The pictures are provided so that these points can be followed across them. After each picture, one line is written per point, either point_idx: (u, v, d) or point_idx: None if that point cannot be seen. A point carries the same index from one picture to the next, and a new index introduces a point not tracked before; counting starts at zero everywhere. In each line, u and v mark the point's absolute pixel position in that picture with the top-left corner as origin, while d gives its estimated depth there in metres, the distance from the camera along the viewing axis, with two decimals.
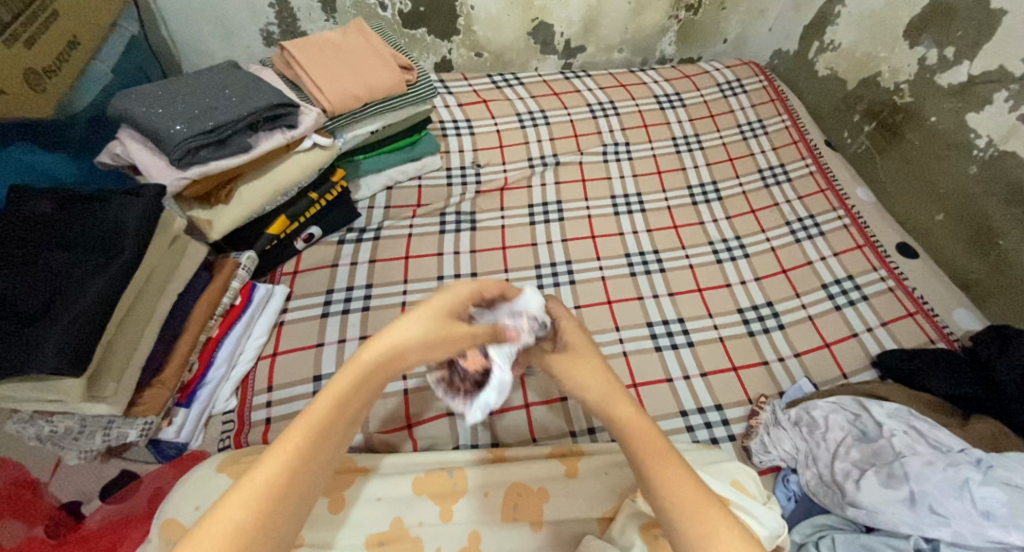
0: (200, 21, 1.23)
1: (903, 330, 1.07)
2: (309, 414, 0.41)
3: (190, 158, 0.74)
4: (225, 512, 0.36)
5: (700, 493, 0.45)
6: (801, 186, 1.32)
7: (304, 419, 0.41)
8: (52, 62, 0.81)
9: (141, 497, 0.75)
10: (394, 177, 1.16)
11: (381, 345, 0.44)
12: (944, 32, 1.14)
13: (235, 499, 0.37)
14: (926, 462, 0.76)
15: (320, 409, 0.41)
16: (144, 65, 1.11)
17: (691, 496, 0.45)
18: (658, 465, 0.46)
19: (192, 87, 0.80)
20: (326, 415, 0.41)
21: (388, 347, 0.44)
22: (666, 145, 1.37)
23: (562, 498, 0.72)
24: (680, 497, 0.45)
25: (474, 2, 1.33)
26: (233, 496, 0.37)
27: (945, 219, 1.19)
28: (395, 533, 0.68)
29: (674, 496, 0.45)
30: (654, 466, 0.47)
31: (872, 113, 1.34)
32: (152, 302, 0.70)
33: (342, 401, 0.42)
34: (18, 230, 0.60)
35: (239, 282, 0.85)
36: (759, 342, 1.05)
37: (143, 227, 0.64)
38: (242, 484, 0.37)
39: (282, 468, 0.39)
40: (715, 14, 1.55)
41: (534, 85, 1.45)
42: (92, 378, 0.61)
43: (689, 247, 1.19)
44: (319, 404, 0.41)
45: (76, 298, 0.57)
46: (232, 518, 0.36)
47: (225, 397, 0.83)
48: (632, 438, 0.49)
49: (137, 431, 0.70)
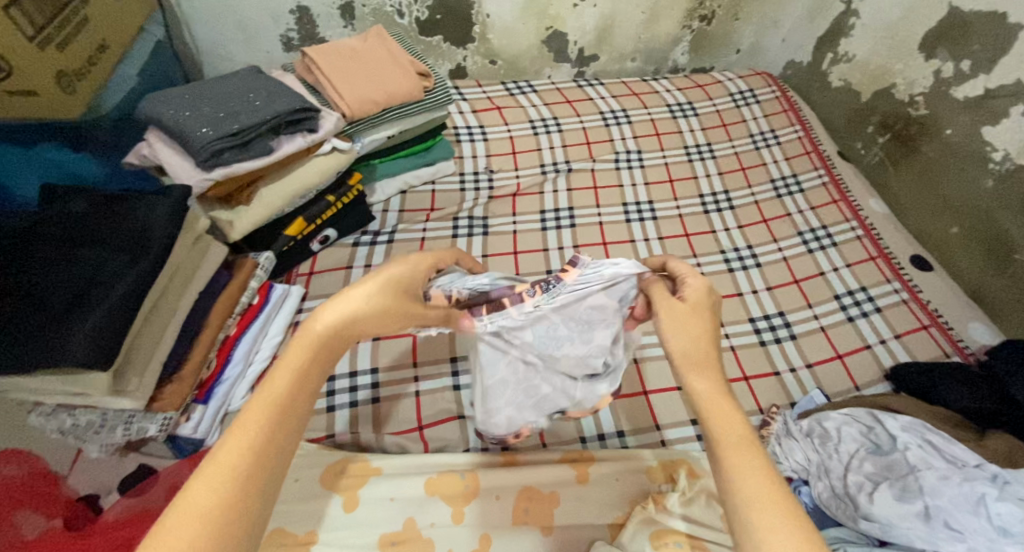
0: (222, 26, 1.26)
1: (918, 343, 1.06)
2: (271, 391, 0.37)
3: (215, 160, 0.76)
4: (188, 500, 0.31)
5: (783, 501, 0.36)
6: (814, 196, 1.32)
7: (264, 395, 0.37)
8: (82, 65, 0.84)
9: (158, 491, 0.75)
10: (409, 182, 1.17)
11: (342, 316, 0.42)
12: (960, 45, 1.14)
13: (199, 489, 0.32)
14: (941, 476, 0.75)
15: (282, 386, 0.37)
16: (168, 69, 1.14)
17: (773, 500, 0.36)
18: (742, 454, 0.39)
19: (217, 90, 0.82)
20: (292, 385, 0.38)
21: (343, 316, 0.41)
22: (678, 153, 1.38)
23: (573, 503, 0.72)
24: (756, 493, 0.37)
25: (490, 11, 1.35)
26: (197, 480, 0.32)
27: (960, 232, 1.19)
28: (407, 533, 0.69)
29: (751, 487, 0.37)
30: (732, 453, 0.39)
31: (886, 125, 1.34)
32: (175, 301, 0.72)
33: (301, 373, 0.39)
34: (53, 230, 0.62)
35: (256, 282, 0.87)
36: (771, 352, 1.05)
37: (168, 226, 0.65)
38: (209, 465, 0.33)
39: (247, 446, 0.34)
40: (729, 25, 1.56)
41: (547, 92, 1.47)
42: (116, 373, 0.63)
43: (700, 255, 1.19)
44: (278, 379, 0.37)
45: (104, 296, 0.58)
46: (198, 504, 0.31)
47: (240, 395, 0.84)
48: (720, 421, 0.42)
49: (156, 426, 0.71)
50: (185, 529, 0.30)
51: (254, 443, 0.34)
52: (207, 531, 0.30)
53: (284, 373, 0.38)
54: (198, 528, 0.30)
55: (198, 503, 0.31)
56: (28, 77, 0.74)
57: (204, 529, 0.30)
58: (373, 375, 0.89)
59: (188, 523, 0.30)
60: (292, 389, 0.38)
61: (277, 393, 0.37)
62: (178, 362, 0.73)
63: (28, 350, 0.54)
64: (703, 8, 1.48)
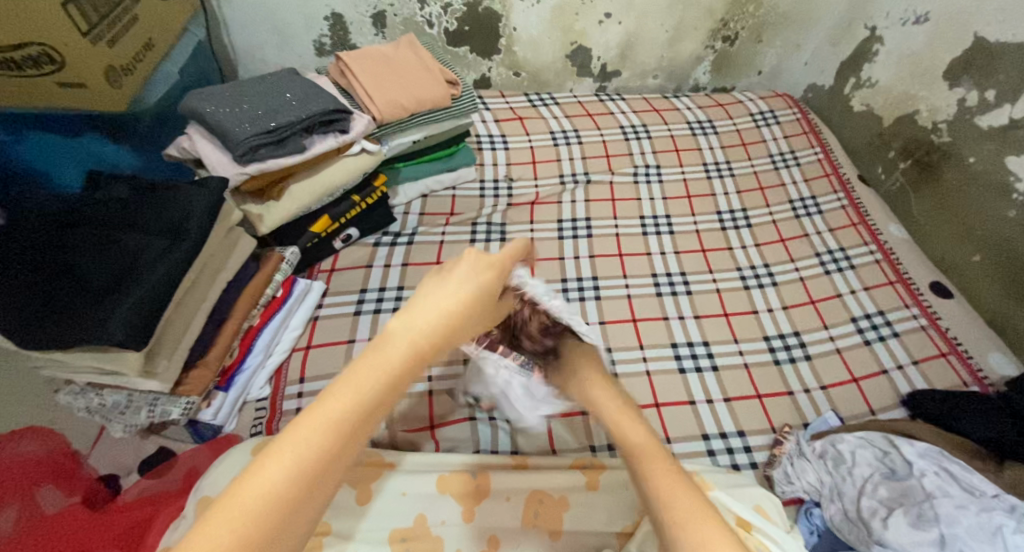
0: (259, 29, 1.30)
1: (935, 370, 1.05)
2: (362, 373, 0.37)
3: (252, 156, 0.79)
4: (272, 468, 0.33)
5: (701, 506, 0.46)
6: (832, 218, 1.32)
7: (342, 390, 0.37)
8: (129, 62, 0.87)
9: (177, 475, 0.77)
10: (430, 186, 1.20)
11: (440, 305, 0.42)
12: (985, 75, 1.14)
13: (279, 457, 0.33)
14: (957, 504, 0.75)
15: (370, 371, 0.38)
16: (205, 67, 1.18)
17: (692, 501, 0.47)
18: (660, 475, 0.49)
19: (257, 88, 0.85)
20: (384, 374, 0.38)
21: (439, 314, 0.42)
22: (697, 170, 1.39)
23: (582, 509, 0.73)
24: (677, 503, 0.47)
25: (517, 24, 1.38)
26: (283, 449, 0.34)
27: (982, 260, 1.18)
28: (417, 530, 0.70)
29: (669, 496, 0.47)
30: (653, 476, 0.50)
31: (907, 151, 1.34)
32: (206, 286, 0.74)
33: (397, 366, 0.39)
34: (102, 214, 0.66)
35: (282, 275, 0.89)
36: (785, 371, 1.05)
37: (207, 215, 0.68)
38: (293, 435, 0.34)
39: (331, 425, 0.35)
40: (752, 47, 1.57)
41: (569, 105, 1.49)
42: (148, 354, 0.66)
43: (716, 271, 1.20)
44: (370, 364, 0.38)
45: (144, 278, 0.61)
46: (268, 484, 0.32)
47: (259, 385, 0.87)
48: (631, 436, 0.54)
49: (178, 410, 0.72)
50: (258, 504, 0.32)
51: (336, 426, 0.35)
52: (285, 497, 0.33)
53: (371, 360, 0.38)
54: (273, 497, 0.32)
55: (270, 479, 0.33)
56: (79, 68, 0.78)
57: (281, 497, 0.33)
58: None
59: (265, 490, 0.32)
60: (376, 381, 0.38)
61: (360, 382, 0.37)
62: (204, 347, 0.75)
63: (71, 326, 0.56)
64: (727, 29, 1.50)
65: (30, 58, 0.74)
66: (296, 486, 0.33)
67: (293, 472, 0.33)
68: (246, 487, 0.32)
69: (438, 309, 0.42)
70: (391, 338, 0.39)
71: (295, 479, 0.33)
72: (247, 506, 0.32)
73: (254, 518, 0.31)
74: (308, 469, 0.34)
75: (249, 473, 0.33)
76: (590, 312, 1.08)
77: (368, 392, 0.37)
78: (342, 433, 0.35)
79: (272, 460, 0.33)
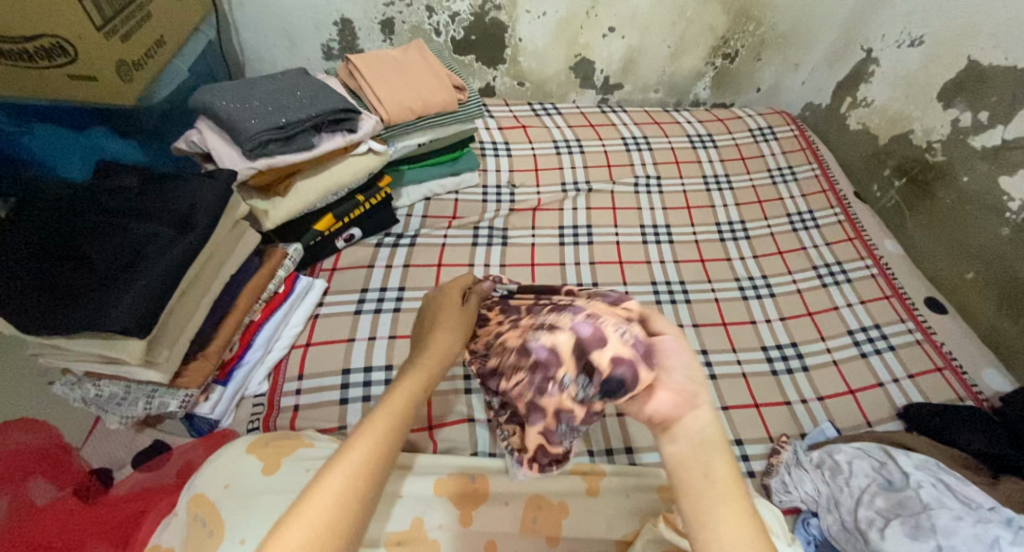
0: (269, 32, 1.32)
1: (930, 383, 1.05)
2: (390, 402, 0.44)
3: (260, 151, 0.80)
4: (329, 480, 0.37)
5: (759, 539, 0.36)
6: (829, 232, 1.34)
7: (384, 409, 0.43)
8: (141, 56, 0.88)
9: (171, 469, 0.76)
10: (433, 189, 1.21)
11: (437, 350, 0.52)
12: (979, 97, 1.17)
13: (331, 476, 0.37)
14: (955, 515, 0.74)
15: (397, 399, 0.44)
16: (214, 67, 1.19)
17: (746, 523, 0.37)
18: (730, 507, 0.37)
19: (268, 86, 0.86)
20: (406, 406, 0.44)
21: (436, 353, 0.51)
22: (697, 182, 1.41)
23: (582, 516, 0.72)
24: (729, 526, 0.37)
25: (523, 35, 1.41)
26: (335, 467, 0.38)
27: (975, 277, 1.20)
28: (413, 533, 0.68)
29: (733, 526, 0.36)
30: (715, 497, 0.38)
31: (902, 169, 1.37)
32: (209, 280, 0.74)
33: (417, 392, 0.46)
34: (109, 201, 0.66)
35: (284, 271, 0.89)
36: (783, 382, 1.05)
37: (216, 206, 0.68)
38: (340, 459, 0.39)
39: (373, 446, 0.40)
40: (751, 65, 1.61)
41: (571, 115, 1.51)
42: (150, 343, 0.65)
43: (715, 281, 1.21)
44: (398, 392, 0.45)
45: (151, 265, 0.61)
46: (339, 486, 0.37)
47: (257, 381, 0.87)
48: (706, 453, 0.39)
49: (176, 402, 0.72)
50: (325, 507, 0.35)
51: (378, 444, 0.40)
52: (344, 502, 0.36)
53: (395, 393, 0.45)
54: (335, 505, 0.36)
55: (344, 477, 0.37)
56: (91, 61, 0.79)
57: (345, 508, 0.36)
58: (388, 372, 0.90)
59: (329, 502, 0.36)
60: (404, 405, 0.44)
61: (392, 411, 0.43)
62: (204, 340, 0.75)
63: (78, 312, 0.57)
64: (728, 46, 1.54)
65: (41, 49, 0.75)
66: (340, 511, 0.36)
67: (347, 485, 0.37)
68: (311, 499, 0.36)
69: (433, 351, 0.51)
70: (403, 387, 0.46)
71: (351, 492, 0.37)
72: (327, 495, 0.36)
73: (323, 525, 0.35)
74: (363, 481, 0.38)
75: (322, 479, 0.37)
76: None
77: (399, 418, 0.43)
78: (388, 444, 0.41)
79: (329, 474, 0.37)
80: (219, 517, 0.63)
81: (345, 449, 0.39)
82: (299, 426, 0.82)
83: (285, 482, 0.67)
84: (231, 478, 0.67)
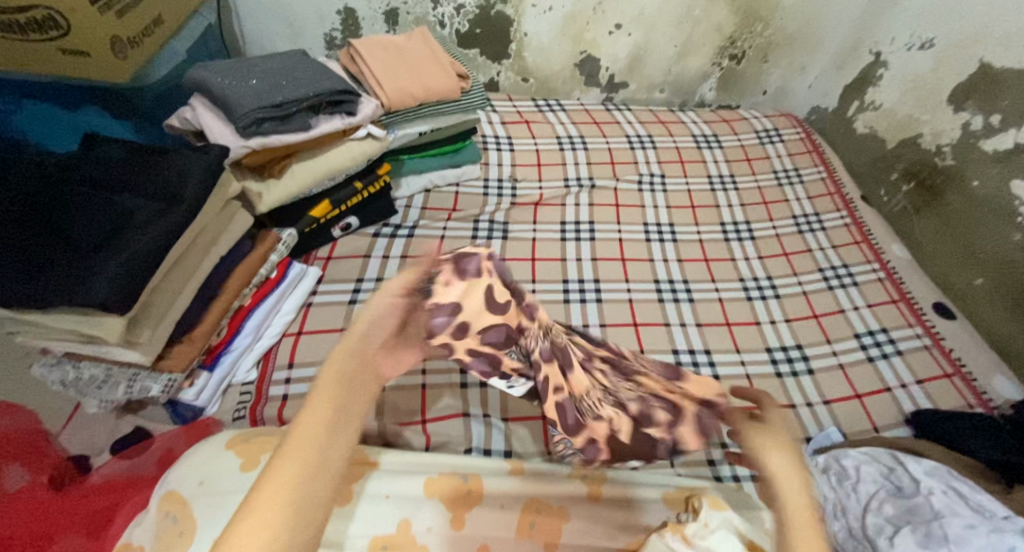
0: (271, 20, 1.31)
1: (939, 390, 1.02)
2: (301, 429, 0.35)
3: (254, 129, 0.78)
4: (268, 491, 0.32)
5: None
6: (835, 235, 1.31)
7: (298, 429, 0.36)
8: (138, 35, 0.86)
9: (151, 458, 0.74)
10: (434, 180, 1.19)
11: (356, 353, 0.41)
12: (990, 100, 1.14)
13: (264, 494, 0.32)
14: (967, 524, 0.70)
15: (315, 419, 0.36)
16: (214, 51, 1.17)
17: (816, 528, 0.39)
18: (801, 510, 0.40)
19: (266, 66, 0.84)
20: (325, 420, 0.36)
21: (343, 365, 0.40)
22: (701, 182, 1.39)
23: (581, 522, 0.69)
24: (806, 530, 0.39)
25: (528, 30, 1.39)
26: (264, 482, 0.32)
27: (985, 283, 1.17)
28: (400, 538, 0.64)
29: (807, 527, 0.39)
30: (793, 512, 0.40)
31: (910, 174, 1.34)
32: (197, 260, 0.71)
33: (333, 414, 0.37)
34: (94, 173, 0.64)
35: (278, 255, 0.87)
36: (787, 384, 1.02)
37: (205, 182, 0.66)
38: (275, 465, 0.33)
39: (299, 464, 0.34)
40: (758, 66, 1.59)
41: (576, 112, 1.49)
42: (131, 322, 0.63)
43: (719, 281, 1.18)
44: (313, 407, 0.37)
45: (133, 239, 0.58)
46: (275, 502, 0.32)
47: (245, 368, 0.84)
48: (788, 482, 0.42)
49: (158, 386, 0.69)
50: (274, 512, 0.31)
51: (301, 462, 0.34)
52: (283, 503, 0.32)
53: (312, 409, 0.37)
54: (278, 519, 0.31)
55: (276, 493, 0.32)
56: (85, 38, 0.77)
57: (292, 507, 0.32)
58: None
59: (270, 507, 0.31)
60: (342, 400, 0.38)
61: (318, 420, 0.36)
62: (190, 323, 0.72)
63: (54, 284, 0.54)
64: (734, 47, 1.52)
65: (35, 22, 0.73)
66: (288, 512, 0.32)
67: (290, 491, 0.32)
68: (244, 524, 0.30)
69: (345, 358, 0.40)
70: (313, 415, 0.36)
71: (298, 492, 0.33)
72: (283, 495, 0.32)
73: (280, 521, 0.31)
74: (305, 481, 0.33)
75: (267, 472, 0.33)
76: (590, 314, 1.04)
77: (328, 427, 0.36)
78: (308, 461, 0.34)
79: (264, 492, 0.32)
80: (192, 516, 0.60)
81: (268, 471, 0.33)
82: (288, 417, 0.79)
83: None
84: (206, 474, 0.64)
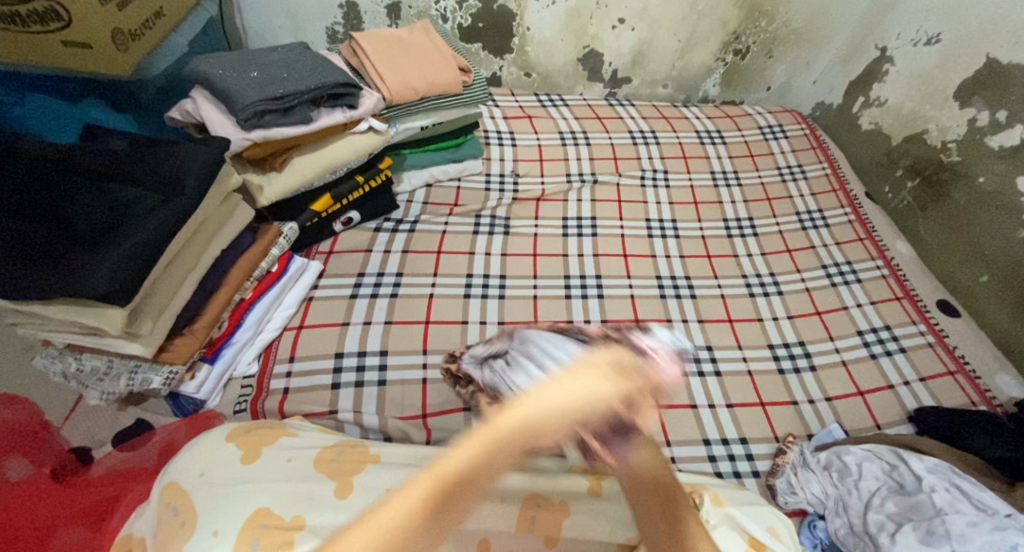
0: (272, 14, 1.30)
1: (942, 388, 1.02)
2: (436, 466, 0.50)
3: (256, 122, 0.77)
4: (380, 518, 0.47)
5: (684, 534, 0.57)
6: (839, 231, 1.30)
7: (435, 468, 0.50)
8: (139, 27, 0.86)
9: (152, 450, 0.74)
10: (436, 174, 1.18)
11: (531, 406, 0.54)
12: (997, 97, 1.13)
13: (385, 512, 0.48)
14: (970, 521, 0.70)
15: (447, 462, 0.50)
16: (215, 44, 1.16)
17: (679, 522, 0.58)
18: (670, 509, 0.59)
19: (267, 58, 0.84)
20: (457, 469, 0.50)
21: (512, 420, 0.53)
22: (704, 178, 1.38)
23: (581, 516, 0.69)
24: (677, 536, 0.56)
25: (531, 24, 1.38)
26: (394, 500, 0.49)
27: (990, 281, 1.16)
28: None
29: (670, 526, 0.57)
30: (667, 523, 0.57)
31: (915, 170, 1.33)
32: (198, 252, 0.71)
33: (471, 462, 0.51)
34: (96, 165, 0.64)
35: (278, 249, 0.87)
36: (789, 381, 1.01)
37: (205, 174, 0.66)
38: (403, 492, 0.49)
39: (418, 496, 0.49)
40: (762, 62, 1.58)
41: (579, 107, 1.48)
42: (131, 314, 0.63)
43: (722, 278, 1.17)
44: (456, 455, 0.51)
45: (134, 231, 0.58)
46: (387, 525, 0.47)
47: (246, 361, 0.84)
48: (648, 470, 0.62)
49: (160, 378, 0.70)
50: (386, 528, 0.47)
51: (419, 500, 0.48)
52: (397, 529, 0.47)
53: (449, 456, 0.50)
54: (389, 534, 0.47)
55: (382, 531, 0.46)
56: (86, 30, 0.76)
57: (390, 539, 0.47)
58: (360, 357, 0.87)
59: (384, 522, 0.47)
60: (479, 458, 0.51)
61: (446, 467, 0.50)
62: (190, 316, 0.72)
63: (52, 275, 0.54)
64: (738, 42, 1.51)
65: (36, 13, 0.72)
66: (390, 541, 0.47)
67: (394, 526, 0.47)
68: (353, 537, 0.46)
69: (523, 411, 0.54)
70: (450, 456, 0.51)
71: (397, 531, 0.47)
72: (392, 518, 0.48)
73: (384, 539, 0.46)
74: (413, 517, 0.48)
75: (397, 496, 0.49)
76: (592, 309, 1.04)
77: (456, 476, 0.50)
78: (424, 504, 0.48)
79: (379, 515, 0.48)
80: (192, 506, 0.60)
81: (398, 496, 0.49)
82: (289, 410, 0.80)
83: (266, 471, 0.64)
84: (207, 465, 0.64)
